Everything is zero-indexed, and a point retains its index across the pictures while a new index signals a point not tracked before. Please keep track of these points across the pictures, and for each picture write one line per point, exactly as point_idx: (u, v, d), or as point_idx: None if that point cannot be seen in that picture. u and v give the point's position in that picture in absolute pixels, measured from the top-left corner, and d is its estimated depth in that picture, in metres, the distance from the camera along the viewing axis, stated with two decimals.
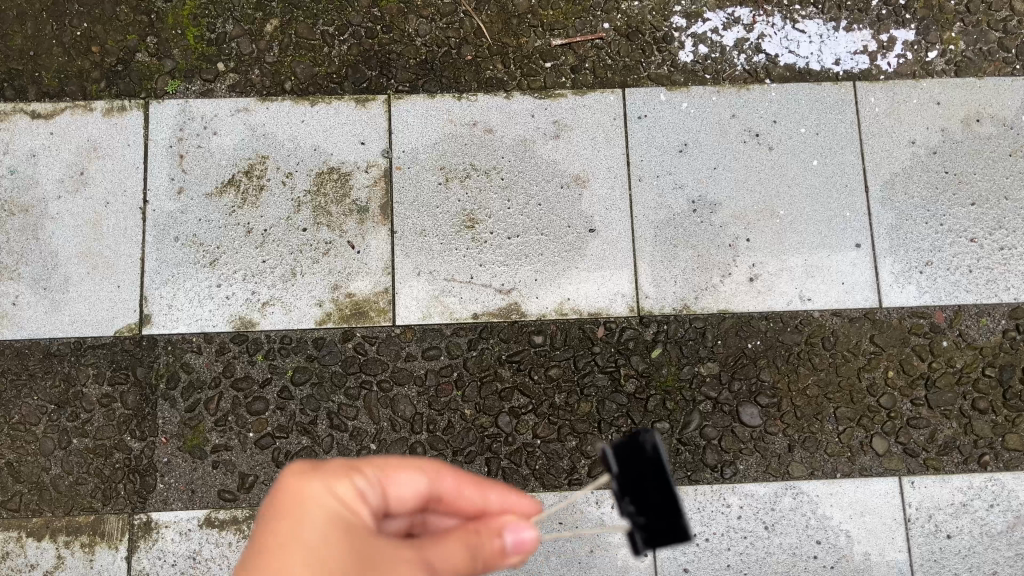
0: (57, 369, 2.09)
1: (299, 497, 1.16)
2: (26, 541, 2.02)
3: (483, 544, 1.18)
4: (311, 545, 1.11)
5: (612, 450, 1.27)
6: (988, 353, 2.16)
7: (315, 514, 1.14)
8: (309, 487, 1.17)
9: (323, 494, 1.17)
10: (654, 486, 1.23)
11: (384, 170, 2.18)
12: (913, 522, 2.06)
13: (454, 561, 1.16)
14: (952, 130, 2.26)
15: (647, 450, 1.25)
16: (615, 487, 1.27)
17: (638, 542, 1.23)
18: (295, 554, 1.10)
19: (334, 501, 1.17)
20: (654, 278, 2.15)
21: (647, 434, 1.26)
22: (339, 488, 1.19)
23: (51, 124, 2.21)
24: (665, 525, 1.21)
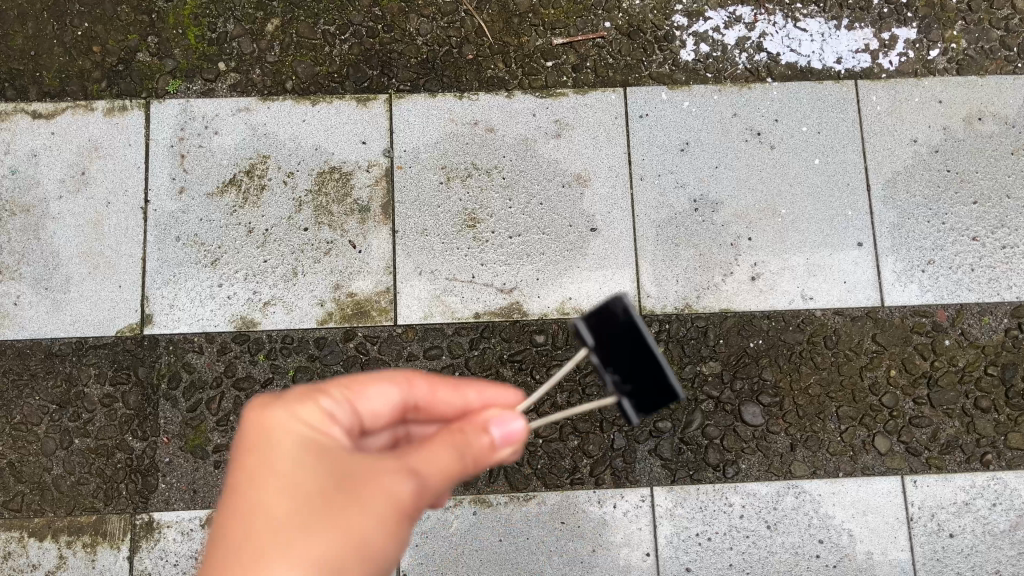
0: (59, 370, 2.09)
1: (266, 427, 1.21)
2: (28, 541, 2.02)
3: (463, 441, 1.20)
4: (284, 467, 1.16)
5: (584, 321, 1.30)
6: (990, 351, 2.15)
7: (283, 441, 1.19)
8: (273, 416, 1.22)
9: (288, 421, 1.21)
10: (634, 350, 1.27)
11: (385, 170, 2.18)
12: (916, 521, 2.06)
13: (438, 460, 1.17)
14: (954, 128, 2.26)
15: (620, 314, 1.28)
16: (594, 358, 1.31)
17: (625, 403, 1.29)
18: (270, 478, 1.15)
19: (300, 426, 1.21)
20: (655, 277, 2.15)
21: (617, 300, 1.27)
22: (302, 413, 1.23)
23: (52, 124, 2.20)
24: (651, 382, 1.27)
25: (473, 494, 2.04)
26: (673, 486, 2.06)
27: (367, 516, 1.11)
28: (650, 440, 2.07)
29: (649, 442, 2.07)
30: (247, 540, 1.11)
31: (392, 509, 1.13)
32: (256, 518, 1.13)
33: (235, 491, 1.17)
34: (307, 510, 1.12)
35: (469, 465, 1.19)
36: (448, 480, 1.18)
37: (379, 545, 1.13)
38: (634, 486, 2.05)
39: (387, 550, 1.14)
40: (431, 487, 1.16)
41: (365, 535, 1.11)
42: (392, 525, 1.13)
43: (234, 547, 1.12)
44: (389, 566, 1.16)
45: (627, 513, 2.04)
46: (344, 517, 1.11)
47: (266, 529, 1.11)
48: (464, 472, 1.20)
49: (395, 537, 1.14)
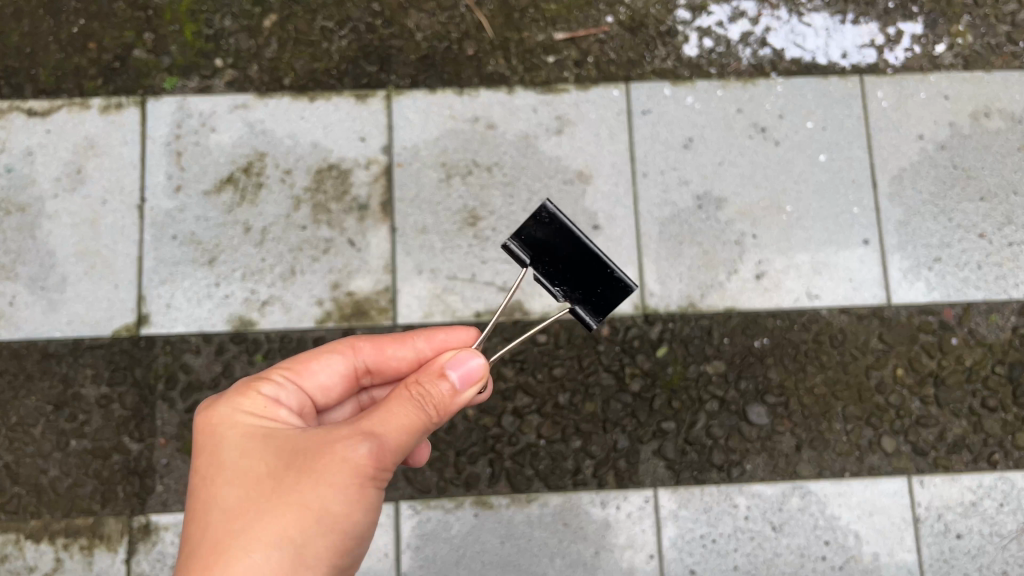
0: (55, 371, 2.06)
1: (216, 425, 1.36)
2: (24, 544, 1.99)
3: (411, 397, 1.28)
4: (238, 456, 1.29)
5: (514, 239, 1.41)
6: (998, 350, 2.12)
7: (234, 433, 1.33)
8: (220, 414, 1.36)
9: (234, 415, 1.35)
10: (573, 249, 1.39)
11: (384, 167, 2.15)
12: (923, 522, 2.03)
13: (389, 418, 1.26)
14: (960, 124, 2.23)
15: (547, 222, 1.38)
16: (537, 272, 1.44)
17: (578, 305, 1.44)
18: (227, 469, 1.28)
19: (246, 418, 1.35)
20: (658, 276, 2.12)
21: (541, 210, 1.37)
22: (247, 405, 1.37)
23: (47, 122, 2.18)
24: (595, 281, 1.42)
25: (474, 495, 2.01)
26: (677, 487, 2.03)
27: (326, 484, 1.22)
28: (654, 441, 2.04)
29: (653, 443, 2.04)
30: (215, 529, 1.24)
31: (350, 471, 1.23)
32: (221, 508, 1.25)
33: (198, 489, 1.30)
34: (266, 490, 1.24)
35: (428, 416, 1.28)
36: (405, 433, 1.27)
37: (345, 506, 1.23)
38: (638, 487, 2.02)
39: (355, 509, 1.24)
40: (387, 443, 1.25)
41: (326, 501, 1.22)
42: (354, 487, 1.23)
43: (204, 540, 1.23)
44: (363, 523, 1.27)
45: (631, 514, 2.01)
46: (304, 488, 1.22)
47: (230, 515, 1.23)
48: (424, 424, 1.28)
49: (360, 497, 1.25)
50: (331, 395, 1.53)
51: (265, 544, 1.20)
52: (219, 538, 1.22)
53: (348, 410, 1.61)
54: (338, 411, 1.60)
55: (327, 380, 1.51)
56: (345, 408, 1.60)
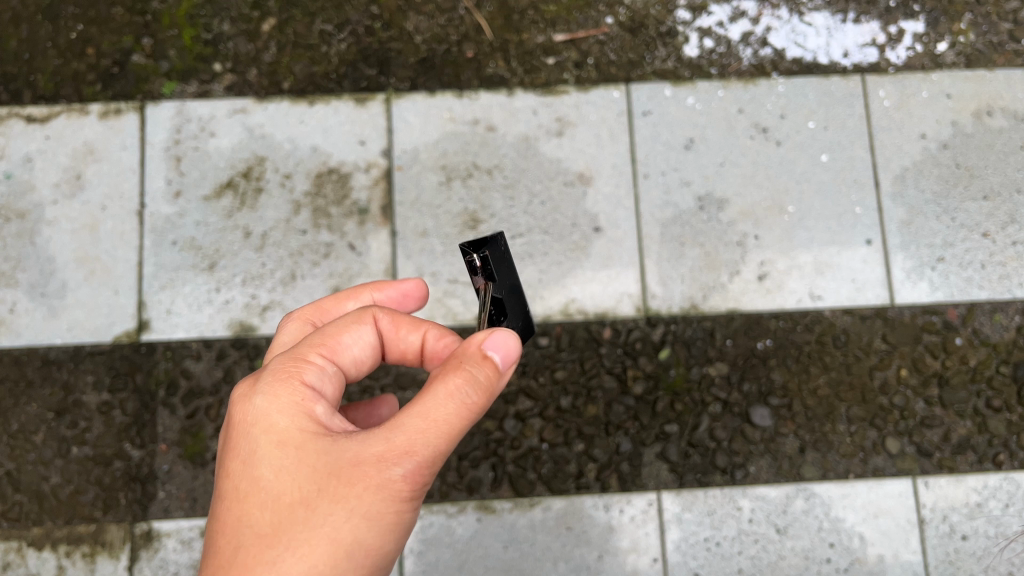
0: (56, 377, 2.06)
1: (249, 422, 1.19)
2: (26, 551, 1.98)
3: (456, 397, 1.16)
4: (272, 471, 1.14)
5: (476, 252, 1.21)
6: (1002, 350, 2.11)
7: (264, 438, 1.17)
8: (254, 410, 1.19)
9: (271, 413, 1.18)
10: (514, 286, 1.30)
11: (384, 171, 2.14)
12: (928, 523, 2.01)
13: (432, 431, 1.14)
14: (963, 123, 2.21)
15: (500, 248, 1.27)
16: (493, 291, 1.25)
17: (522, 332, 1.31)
18: (258, 487, 1.14)
19: (277, 419, 1.17)
20: (660, 278, 2.11)
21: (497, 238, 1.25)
22: (283, 399, 1.18)
23: (46, 128, 2.17)
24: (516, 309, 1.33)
25: (477, 500, 2.00)
26: (681, 490, 2.02)
27: (365, 515, 1.12)
28: (657, 443, 2.03)
29: (656, 445, 2.03)
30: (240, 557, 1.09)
31: (389, 497, 1.13)
32: (248, 531, 1.11)
33: (222, 501, 1.16)
34: (300, 516, 1.11)
35: (465, 413, 1.16)
36: (446, 443, 1.16)
37: (380, 538, 1.14)
38: (641, 490, 2.01)
39: (391, 538, 1.16)
40: (427, 462, 1.15)
41: (363, 530, 1.12)
42: (392, 516, 1.14)
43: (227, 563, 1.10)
44: (393, 552, 1.19)
45: (634, 517, 2.00)
46: (341, 518, 1.11)
47: (259, 542, 1.10)
48: (464, 426, 1.17)
49: (396, 527, 1.16)
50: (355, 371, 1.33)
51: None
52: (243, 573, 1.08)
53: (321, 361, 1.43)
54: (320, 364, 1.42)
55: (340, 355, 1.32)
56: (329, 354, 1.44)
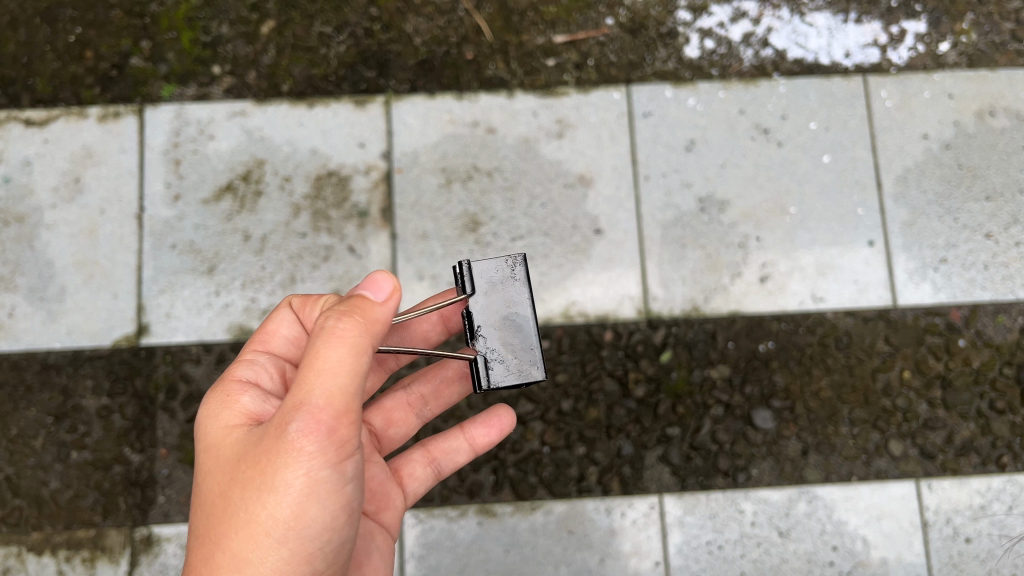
0: (55, 382, 2.05)
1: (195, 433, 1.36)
2: (26, 557, 1.97)
3: (331, 350, 1.19)
4: (210, 464, 1.29)
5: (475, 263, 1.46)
6: (1006, 351, 2.10)
7: (202, 441, 1.32)
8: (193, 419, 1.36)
9: (202, 418, 1.33)
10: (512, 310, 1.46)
11: (383, 173, 2.13)
12: (931, 526, 2.00)
13: (314, 386, 1.17)
14: (965, 123, 2.20)
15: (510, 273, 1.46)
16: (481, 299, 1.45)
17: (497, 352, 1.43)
18: (202, 484, 1.28)
19: (209, 423, 1.32)
20: (662, 280, 2.10)
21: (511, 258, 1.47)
22: (215, 400, 1.34)
23: (44, 131, 2.16)
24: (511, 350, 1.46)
25: (478, 504, 1.99)
26: (683, 493, 2.01)
27: (273, 491, 1.18)
28: (658, 446, 2.02)
29: (658, 449, 2.02)
30: (191, 551, 1.24)
31: (295, 459, 1.17)
32: (196, 525, 1.26)
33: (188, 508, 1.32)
34: (224, 501, 1.23)
35: (343, 361, 1.18)
36: (338, 394, 1.18)
37: (299, 504, 1.19)
38: (643, 494, 2.00)
39: (315, 498, 1.20)
40: (316, 422, 1.16)
41: (281, 495, 1.18)
42: (306, 477, 1.18)
43: (193, 557, 1.23)
44: (321, 519, 1.22)
45: (636, 521, 1.99)
46: (253, 496, 1.19)
47: (207, 531, 1.23)
48: (351, 373, 1.19)
49: (314, 489, 1.19)
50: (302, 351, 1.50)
51: (228, 563, 1.18)
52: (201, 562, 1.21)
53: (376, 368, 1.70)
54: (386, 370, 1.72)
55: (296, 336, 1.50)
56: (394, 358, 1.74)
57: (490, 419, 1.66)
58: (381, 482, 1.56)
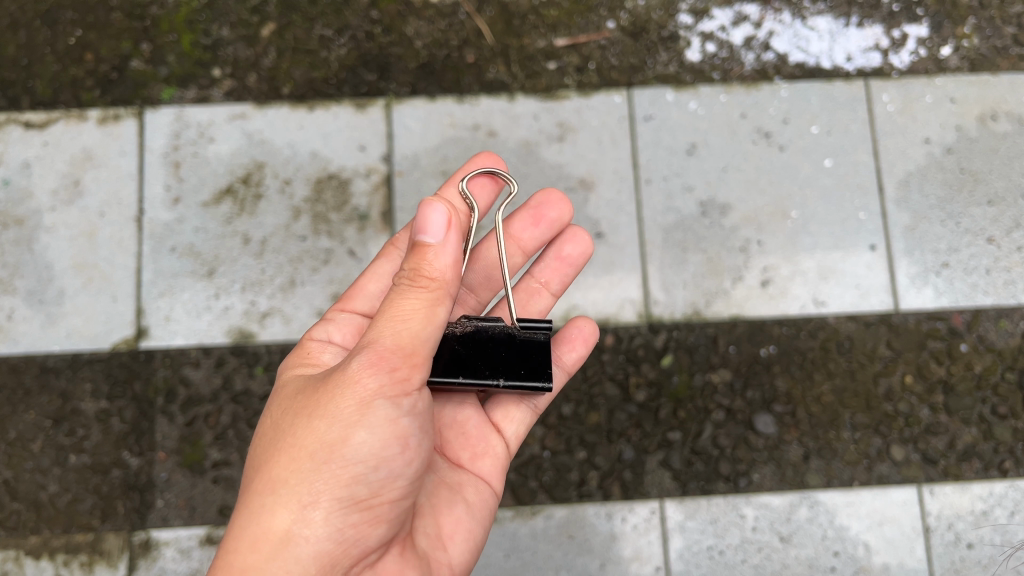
0: (54, 385, 2.04)
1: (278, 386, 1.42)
2: (24, 561, 1.96)
3: (411, 285, 1.19)
4: (276, 405, 1.30)
5: None
6: (1008, 356, 2.09)
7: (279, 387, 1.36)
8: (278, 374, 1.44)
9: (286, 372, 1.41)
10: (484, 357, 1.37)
11: (384, 176, 2.12)
12: (933, 531, 1.99)
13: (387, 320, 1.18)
14: (967, 127, 2.20)
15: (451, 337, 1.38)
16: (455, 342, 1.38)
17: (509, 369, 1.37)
18: (263, 423, 1.28)
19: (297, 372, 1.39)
20: (663, 284, 2.09)
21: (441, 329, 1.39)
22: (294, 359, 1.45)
23: (44, 134, 2.16)
24: (521, 361, 1.38)
25: None
26: (684, 498, 2.00)
27: (326, 413, 1.17)
28: (659, 451, 2.01)
29: (659, 453, 2.01)
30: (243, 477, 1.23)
31: (352, 389, 1.16)
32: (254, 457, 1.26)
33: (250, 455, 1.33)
34: (279, 427, 1.23)
35: (418, 293, 1.19)
36: (411, 328, 1.17)
37: (345, 429, 1.15)
38: (643, 498, 1.99)
39: (365, 429, 1.15)
40: (380, 354, 1.16)
41: (332, 419, 1.16)
42: (362, 406, 1.16)
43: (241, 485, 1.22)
44: (369, 449, 1.15)
45: (637, 526, 1.98)
46: (303, 421, 1.19)
47: (257, 459, 1.22)
48: (419, 309, 1.18)
49: (362, 416, 1.15)
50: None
51: (270, 482, 1.16)
52: (246, 486, 1.19)
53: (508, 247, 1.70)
54: (508, 259, 1.70)
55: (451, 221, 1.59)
56: (522, 223, 1.71)
57: (571, 334, 1.65)
58: (477, 425, 1.48)
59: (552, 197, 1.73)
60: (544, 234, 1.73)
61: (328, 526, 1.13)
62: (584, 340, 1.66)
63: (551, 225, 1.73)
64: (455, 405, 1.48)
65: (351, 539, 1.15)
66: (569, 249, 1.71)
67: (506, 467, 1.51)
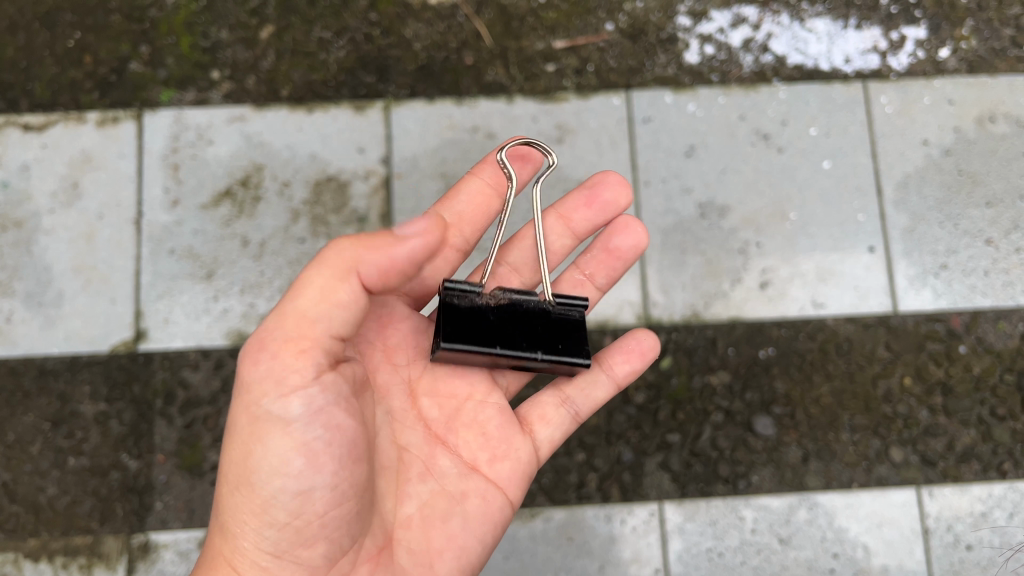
0: (52, 388, 2.04)
1: None
2: (23, 564, 1.96)
3: (294, 291, 1.22)
4: None
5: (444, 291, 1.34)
6: (1006, 358, 2.09)
7: None
8: None
9: None
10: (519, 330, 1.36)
11: (383, 179, 2.12)
12: (932, 533, 1.99)
13: (267, 340, 1.21)
14: (966, 129, 2.20)
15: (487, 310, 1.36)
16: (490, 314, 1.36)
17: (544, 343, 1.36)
18: None
19: None
20: (662, 286, 2.09)
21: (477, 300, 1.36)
22: None
23: (43, 136, 2.16)
24: (557, 336, 1.38)
25: None
26: (683, 501, 2.00)
27: (233, 433, 1.25)
28: (659, 453, 2.01)
29: (658, 455, 2.01)
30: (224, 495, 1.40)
31: (250, 413, 1.22)
32: None
33: None
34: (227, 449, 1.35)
35: (292, 304, 1.21)
36: (284, 341, 1.19)
37: (247, 453, 1.22)
38: (643, 500, 1.99)
39: (265, 451, 1.20)
40: (262, 375, 1.20)
41: (240, 444, 1.23)
42: (258, 429, 1.21)
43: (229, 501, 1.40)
44: (271, 471, 1.20)
45: (636, 528, 1.98)
46: (226, 447, 1.28)
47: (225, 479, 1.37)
48: (289, 320, 1.20)
49: (259, 440, 1.21)
50: (469, 226, 1.52)
51: (218, 507, 1.31)
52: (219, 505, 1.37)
53: (556, 225, 1.65)
54: (559, 242, 1.66)
55: (484, 189, 1.53)
56: (576, 203, 1.65)
57: (628, 345, 1.58)
58: (500, 427, 1.40)
59: (610, 179, 1.66)
60: (598, 217, 1.67)
61: (264, 545, 1.24)
62: (641, 353, 1.58)
63: (604, 208, 1.67)
64: (477, 403, 1.40)
65: (292, 559, 1.25)
66: (618, 242, 1.66)
67: (527, 473, 1.43)
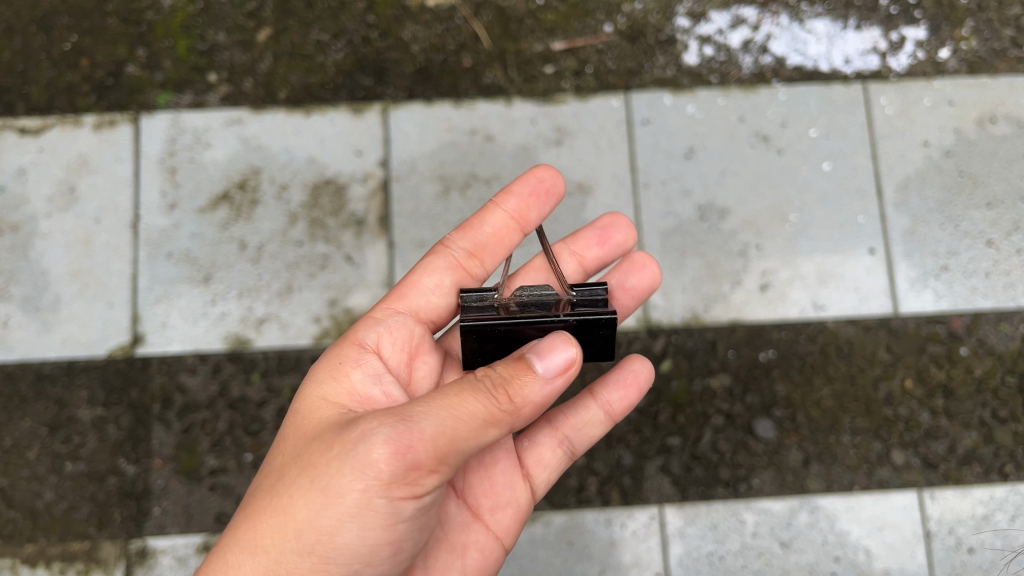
0: (49, 393, 2.03)
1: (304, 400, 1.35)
2: (18, 570, 1.94)
3: (451, 404, 1.11)
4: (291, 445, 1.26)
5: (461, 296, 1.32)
6: (1008, 360, 2.08)
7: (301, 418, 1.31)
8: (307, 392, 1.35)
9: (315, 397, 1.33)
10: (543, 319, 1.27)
11: (381, 182, 2.11)
12: (934, 536, 1.98)
13: (404, 436, 1.10)
14: (967, 131, 2.19)
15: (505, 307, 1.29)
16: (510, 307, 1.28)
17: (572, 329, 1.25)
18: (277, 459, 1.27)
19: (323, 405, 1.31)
20: (662, 289, 2.09)
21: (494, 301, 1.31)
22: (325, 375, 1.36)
23: (40, 140, 2.15)
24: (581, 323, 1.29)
25: None
26: (684, 504, 1.98)
27: (329, 498, 1.14)
28: (659, 457, 2.00)
29: (658, 459, 2.00)
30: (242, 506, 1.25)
31: (358, 496, 1.12)
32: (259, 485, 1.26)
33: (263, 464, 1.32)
34: (282, 481, 1.21)
35: (448, 418, 1.10)
36: (429, 450, 1.10)
37: (336, 529, 1.14)
38: (643, 504, 1.98)
39: (361, 535, 1.15)
40: (390, 472, 1.11)
41: (330, 514, 1.14)
42: (365, 513, 1.13)
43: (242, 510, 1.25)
44: (356, 552, 1.16)
45: (637, 532, 1.97)
46: (303, 502, 1.16)
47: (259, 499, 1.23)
48: (439, 432, 1.10)
49: (355, 523, 1.14)
50: (488, 255, 1.63)
51: (257, 541, 1.18)
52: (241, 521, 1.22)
53: (571, 262, 1.73)
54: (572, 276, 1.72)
55: (507, 221, 1.65)
56: (588, 241, 1.75)
57: (626, 378, 1.55)
58: (504, 472, 1.43)
59: (619, 221, 1.78)
60: (609, 255, 1.76)
61: None
62: (637, 386, 1.56)
63: (615, 248, 1.77)
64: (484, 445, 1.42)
65: None
66: (633, 281, 1.73)
67: (523, 519, 1.46)
